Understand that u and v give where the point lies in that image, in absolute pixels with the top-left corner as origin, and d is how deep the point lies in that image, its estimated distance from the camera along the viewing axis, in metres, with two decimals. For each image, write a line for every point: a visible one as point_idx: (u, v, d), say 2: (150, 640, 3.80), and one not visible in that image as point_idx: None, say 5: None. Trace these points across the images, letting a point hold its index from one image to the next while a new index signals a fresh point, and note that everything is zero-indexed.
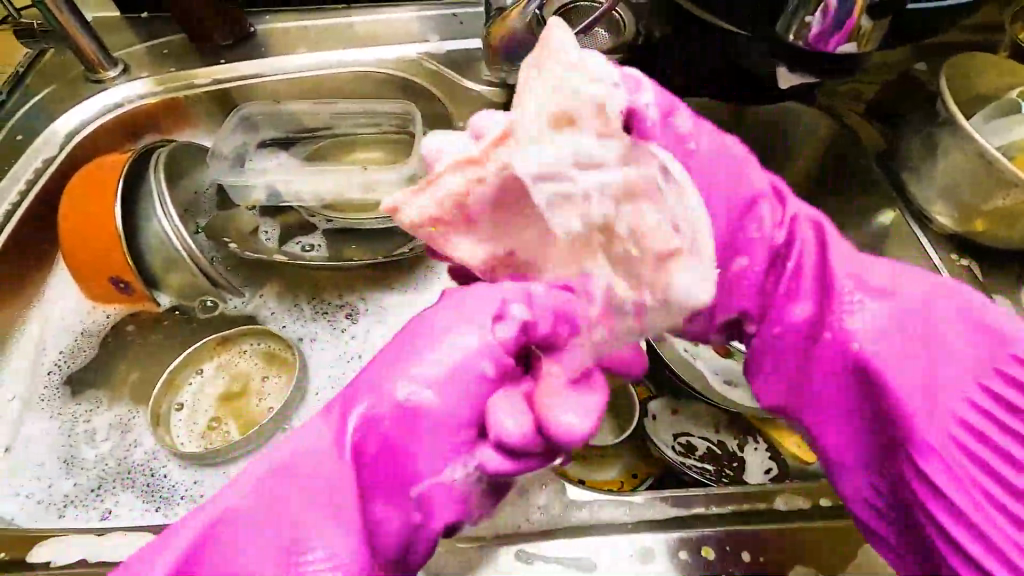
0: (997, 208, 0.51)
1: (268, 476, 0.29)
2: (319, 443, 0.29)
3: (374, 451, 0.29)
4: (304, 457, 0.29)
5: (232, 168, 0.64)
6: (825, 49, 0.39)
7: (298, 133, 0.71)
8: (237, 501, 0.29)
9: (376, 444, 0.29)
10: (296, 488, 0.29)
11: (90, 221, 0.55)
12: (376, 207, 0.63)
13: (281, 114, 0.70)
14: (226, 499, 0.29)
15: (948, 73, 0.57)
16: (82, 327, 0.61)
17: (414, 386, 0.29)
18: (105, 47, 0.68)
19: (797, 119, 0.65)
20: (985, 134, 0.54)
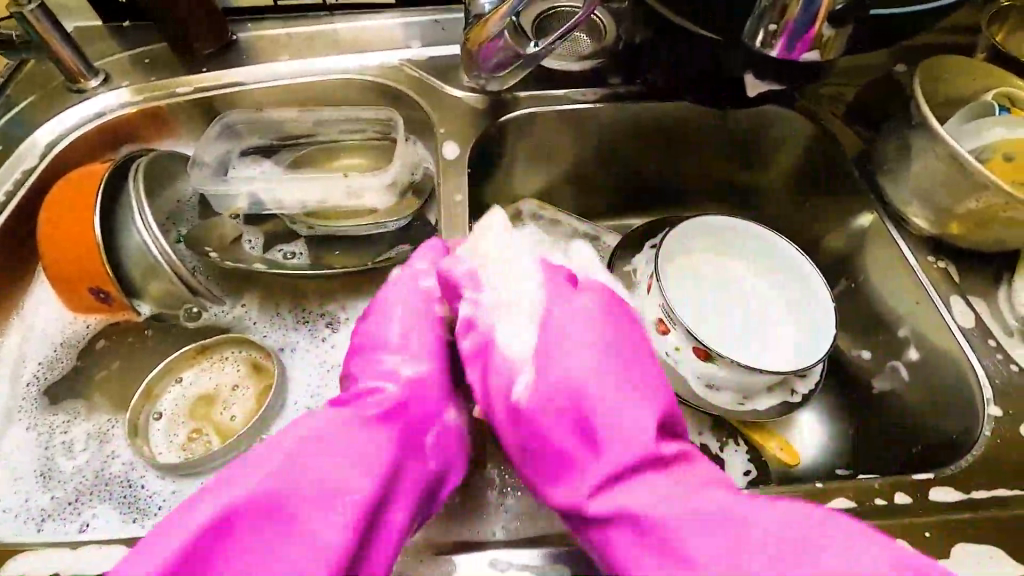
0: (970, 210, 0.52)
1: (269, 479, 0.38)
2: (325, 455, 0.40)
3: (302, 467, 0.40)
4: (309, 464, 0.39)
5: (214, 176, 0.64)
6: (791, 55, 0.39)
7: (283, 140, 0.71)
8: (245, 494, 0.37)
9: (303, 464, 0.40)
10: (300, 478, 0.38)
11: (69, 232, 0.56)
12: (361, 214, 0.63)
13: (266, 121, 0.69)
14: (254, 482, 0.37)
15: (923, 76, 0.57)
16: (62, 338, 0.61)
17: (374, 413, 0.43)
18: (86, 56, 0.68)
19: (776, 123, 0.65)
20: (960, 136, 0.54)
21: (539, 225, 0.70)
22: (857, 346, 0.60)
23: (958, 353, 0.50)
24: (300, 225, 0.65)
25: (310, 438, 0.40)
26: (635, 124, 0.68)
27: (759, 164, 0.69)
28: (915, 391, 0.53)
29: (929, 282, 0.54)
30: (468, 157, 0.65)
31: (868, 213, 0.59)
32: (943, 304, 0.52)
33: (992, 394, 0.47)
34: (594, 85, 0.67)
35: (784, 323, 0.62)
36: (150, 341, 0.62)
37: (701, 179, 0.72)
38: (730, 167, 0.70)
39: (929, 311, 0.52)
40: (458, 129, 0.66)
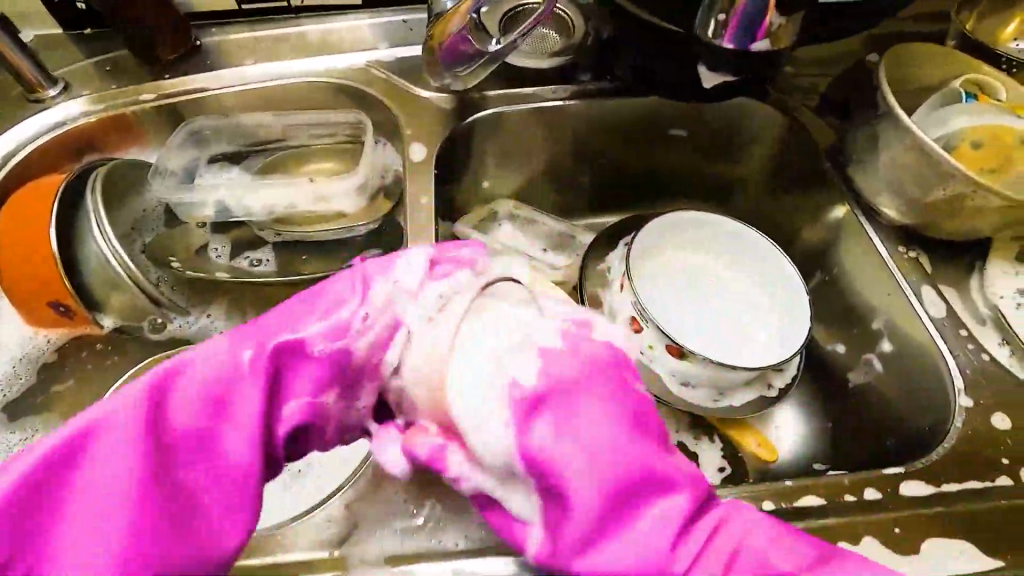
0: (939, 200, 0.51)
1: (107, 426, 0.35)
2: (191, 391, 0.37)
3: (180, 435, 0.36)
4: (112, 449, 0.34)
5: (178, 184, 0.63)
6: (743, 46, 0.39)
7: (253, 146, 0.70)
8: (110, 423, 0.35)
9: (177, 436, 0.36)
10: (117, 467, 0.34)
11: (25, 248, 0.54)
12: (331, 217, 0.62)
13: (235, 127, 0.68)
14: (100, 420, 0.35)
15: (891, 64, 0.56)
16: (22, 354, 0.59)
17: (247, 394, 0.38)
18: (44, 65, 0.67)
19: (748, 116, 0.65)
20: (928, 125, 0.54)
21: (513, 225, 0.69)
22: (832, 339, 0.59)
23: (931, 345, 0.49)
24: (266, 233, 0.63)
25: (179, 373, 0.38)
26: (606, 121, 0.67)
27: (733, 158, 0.68)
28: (889, 384, 0.53)
29: (900, 273, 0.53)
30: (436, 157, 0.64)
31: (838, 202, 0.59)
32: (915, 294, 0.52)
33: (963, 385, 0.47)
34: (563, 82, 0.66)
35: (760, 317, 0.62)
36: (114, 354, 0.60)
37: (676, 174, 0.72)
38: (704, 162, 0.70)
39: (901, 302, 0.52)
40: (427, 130, 0.65)
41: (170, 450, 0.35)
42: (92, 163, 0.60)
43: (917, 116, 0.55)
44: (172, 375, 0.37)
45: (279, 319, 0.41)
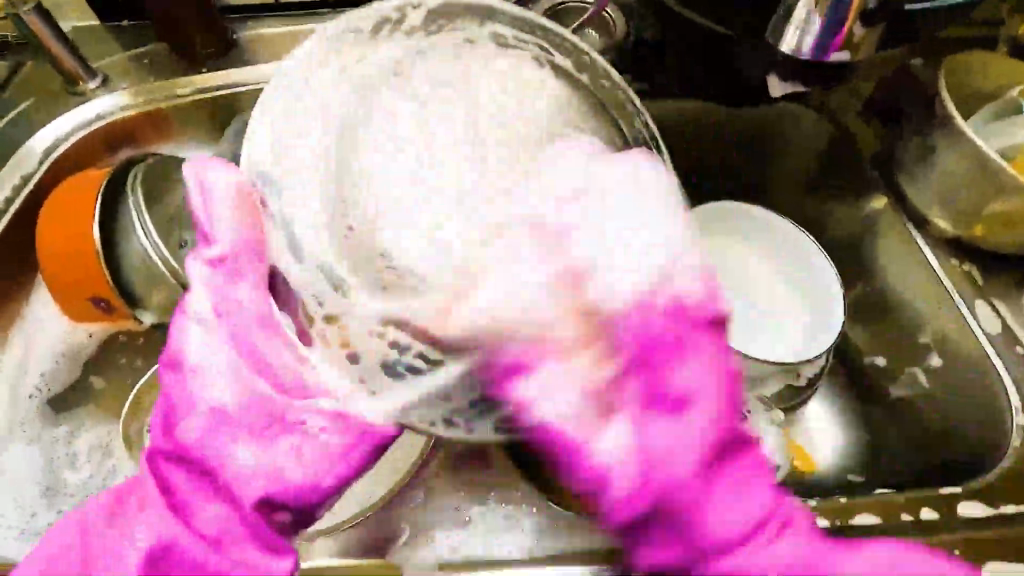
0: (995, 213, 0.50)
1: (159, 510, 0.39)
2: (145, 529, 0.39)
3: (174, 497, 0.39)
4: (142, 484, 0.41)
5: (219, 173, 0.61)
6: (815, 58, 0.38)
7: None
8: (150, 495, 0.40)
9: (170, 502, 0.39)
10: (180, 486, 0.40)
11: (70, 241, 0.54)
12: None
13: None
14: (153, 508, 0.39)
15: (950, 71, 0.55)
16: (65, 348, 0.61)
17: (218, 389, 0.41)
18: (83, 58, 0.67)
19: (794, 122, 0.64)
20: (986, 136, 0.53)
21: None
22: None
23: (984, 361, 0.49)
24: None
25: (68, 547, 0.40)
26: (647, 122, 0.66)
27: None
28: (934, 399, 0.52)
29: (952, 286, 0.53)
30: None
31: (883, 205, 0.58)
32: (969, 310, 0.52)
33: (1018, 401, 0.46)
34: None
35: (808, 313, 0.59)
36: (154, 350, 0.61)
37: None
38: None
39: (950, 316, 0.52)
40: None
41: (181, 481, 0.40)
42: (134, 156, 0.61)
43: (975, 125, 0.54)
44: (72, 543, 0.40)
45: (176, 389, 0.42)
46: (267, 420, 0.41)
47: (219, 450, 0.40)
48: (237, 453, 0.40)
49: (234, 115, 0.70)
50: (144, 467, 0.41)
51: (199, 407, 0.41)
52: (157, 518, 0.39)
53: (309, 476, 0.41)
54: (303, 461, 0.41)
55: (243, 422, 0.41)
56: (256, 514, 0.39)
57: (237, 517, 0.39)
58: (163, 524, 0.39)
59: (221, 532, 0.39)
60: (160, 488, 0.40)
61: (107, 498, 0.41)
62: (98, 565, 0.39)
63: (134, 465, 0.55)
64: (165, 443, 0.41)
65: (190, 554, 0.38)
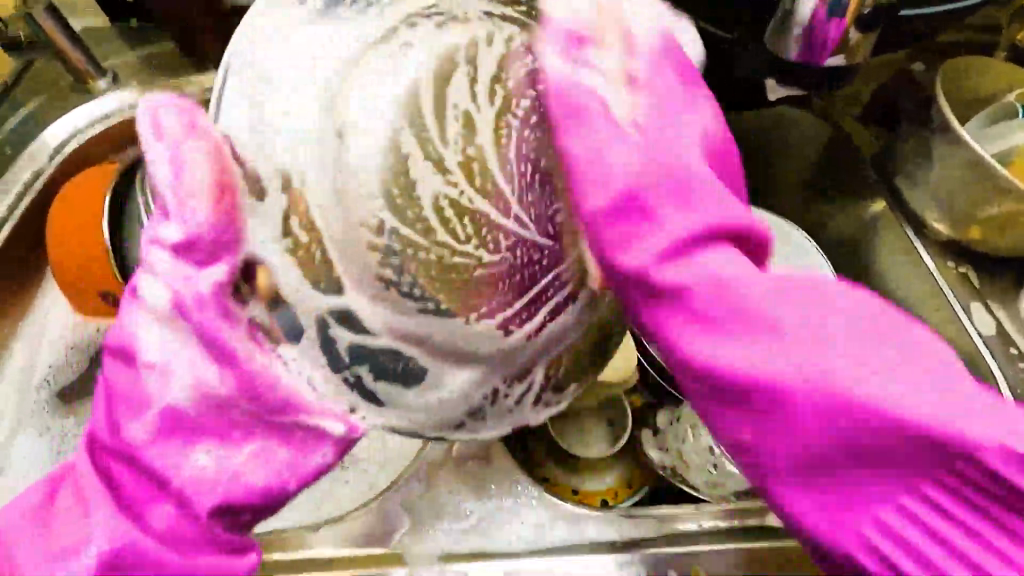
0: (991, 216, 0.51)
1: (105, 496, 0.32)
2: (88, 526, 0.31)
3: (124, 494, 0.31)
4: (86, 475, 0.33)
5: None
6: (812, 61, 0.39)
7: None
8: (95, 485, 0.32)
9: (121, 498, 0.31)
10: (127, 480, 0.32)
11: (81, 242, 0.55)
12: None
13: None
14: (98, 497, 0.32)
15: (947, 75, 0.56)
16: (72, 342, 0.61)
17: (178, 391, 0.31)
18: (93, 56, 0.68)
19: (792, 125, 0.65)
20: (982, 140, 0.53)
21: None
22: None
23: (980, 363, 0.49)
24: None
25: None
26: None
27: None
28: None
29: (946, 288, 0.53)
30: None
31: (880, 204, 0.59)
32: (964, 312, 0.52)
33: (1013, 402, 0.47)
34: None
35: None
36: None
37: None
38: None
39: (948, 317, 0.52)
40: None
41: (129, 477, 0.32)
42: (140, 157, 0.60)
43: (971, 129, 0.55)
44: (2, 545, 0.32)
45: (126, 377, 0.32)
46: (250, 419, 0.31)
47: (168, 458, 0.31)
48: (196, 454, 0.31)
49: None
50: (87, 452, 0.33)
51: (151, 407, 0.31)
52: (107, 517, 0.31)
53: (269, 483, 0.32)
54: (266, 466, 0.32)
55: (205, 425, 0.31)
56: (206, 530, 0.31)
57: (194, 527, 0.31)
58: (104, 531, 0.31)
59: (165, 543, 0.31)
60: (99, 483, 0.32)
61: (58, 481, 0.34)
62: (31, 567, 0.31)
63: None
64: (97, 447, 0.32)
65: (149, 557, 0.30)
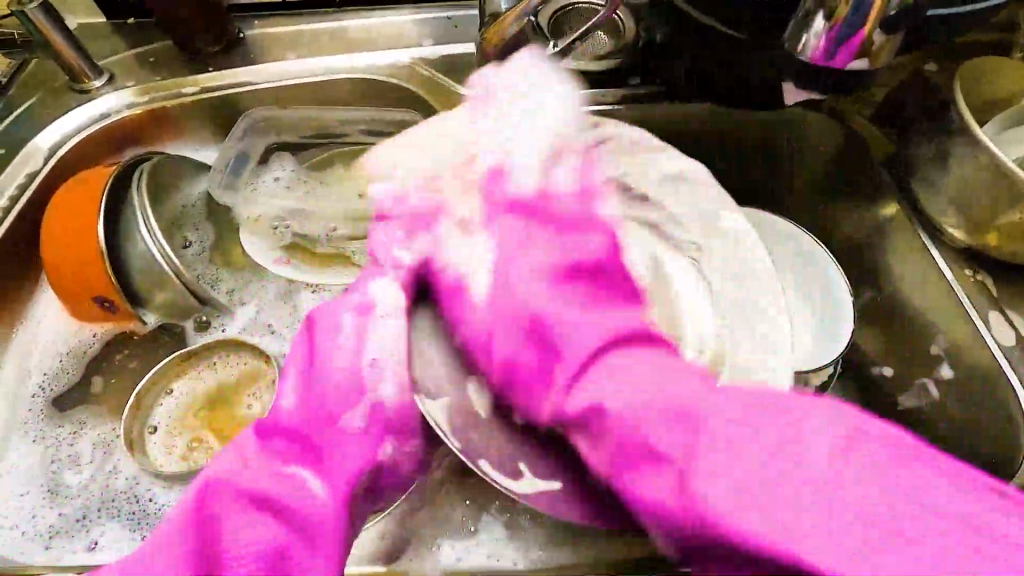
0: (1009, 223, 0.49)
1: (265, 478, 0.38)
2: (320, 500, 0.38)
3: (288, 493, 0.38)
4: (238, 474, 0.38)
5: (228, 184, 0.66)
6: (836, 64, 0.37)
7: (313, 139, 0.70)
8: (240, 470, 0.39)
9: (296, 500, 0.38)
10: (288, 471, 0.39)
11: (75, 243, 0.54)
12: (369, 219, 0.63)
13: (299, 119, 0.70)
14: (249, 480, 0.38)
15: (963, 76, 0.54)
16: (68, 347, 0.60)
17: (381, 385, 0.43)
18: (88, 55, 0.67)
19: (803, 128, 0.64)
20: (1000, 144, 0.52)
21: None
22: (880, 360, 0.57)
23: (998, 374, 0.47)
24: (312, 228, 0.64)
25: (142, 557, 0.35)
26: (653, 125, 0.66)
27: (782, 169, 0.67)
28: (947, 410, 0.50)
29: (963, 293, 0.51)
30: None
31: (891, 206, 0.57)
32: (982, 320, 0.50)
33: None
34: (613, 85, 0.67)
35: (810, 336, 0.56)
36: (153, 352, 0.61)
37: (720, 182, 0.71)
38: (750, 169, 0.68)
39: (963, 325, 0.50)
40: None
41: (314, 457, 0.40)
42: (139, 158, 0.61)
43: (988, 132, 0.53)
44: (153, 549, 0.35)
45: (324, 377, 0.43)
46: (400, 434, 0.43)
47: (337, 445, 0.41)
48: (369, 450, 0.42)
49: (240, 115, 0.70)
50: (255, 442, 0.41)
51: (363, 396, 0.42)
52: (322, 488, 0.39)
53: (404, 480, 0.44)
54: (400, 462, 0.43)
55: (389, 425, 0.42)
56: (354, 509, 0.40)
57: (337, 504, 0.39)
58: (260, 530, 0.36)
59: (314, 527, 0.37)
60: (252, 498, 0.37)
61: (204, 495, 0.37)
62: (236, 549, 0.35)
63: (133, 466, 0.55)
64: (265, 471, 0.39)
65: (310, 548, 0.37)
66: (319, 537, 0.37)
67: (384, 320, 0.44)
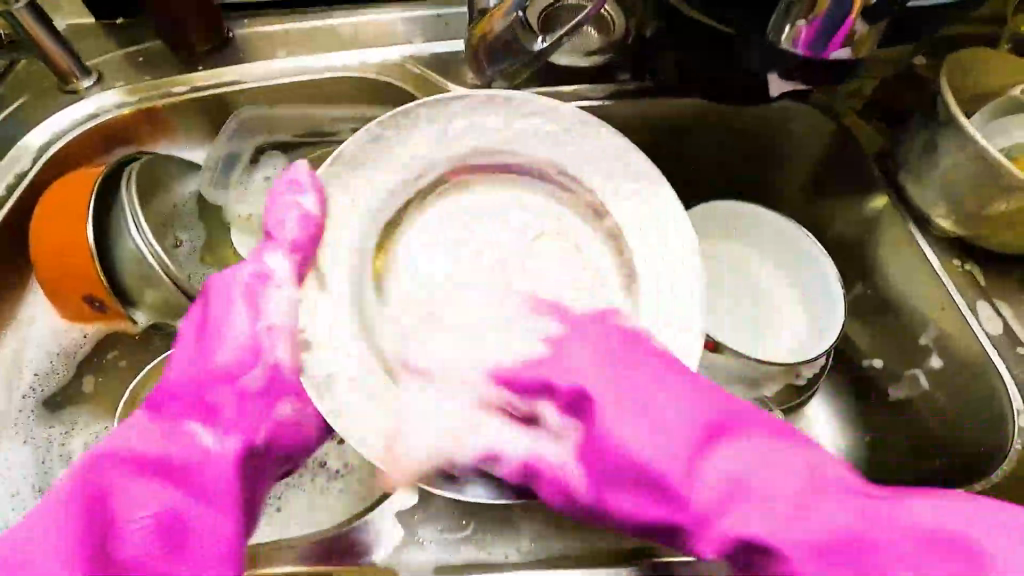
0: (998, 213, 0.49)
1: (148, 448, 0.41)
2: (209, 455, 0.41)
3: (176, 466, 0.40)
4: (126, 441, 0.41)
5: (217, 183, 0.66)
6: (821, 55, 0.38)
7: (310, 138, 0.72)
8: (127, 441, 0.41)
9: (182, 467, 0.41)
10: (179, 435, 0.42)
11: (63, 243, 0.54)
12: None
13: (296, 117, 0.71)
14: (132, 447, 0.41)
15: (951, 68, 0.54)
16: (59, 348, 0.60)
17: (279, 338, 0.43)
18: (77, 55, 0.66)
19: (793, 123, 0.64)
20: (988, 135, 0.52)
21: None
22: (871, 353, 0.57)
23: (987, 365, 0.47)
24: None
25: (28, 535, 0.37)
26: (645, 120, 0.66)
27: (773, 163, 0.67)
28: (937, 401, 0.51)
29: (952, 284, 0.51)
30: None
31: (879, 198, 0.56)
32: (971, 310, 0.49)
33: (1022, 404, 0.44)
34: (603, 81, 0.66)
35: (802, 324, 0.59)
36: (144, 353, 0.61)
37: (712, 177, 0.71)
38: (742, 164, 0.69)
39: (951, 315, 0.50)
40: None
41: (206, 416, 0.43)
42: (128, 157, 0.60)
43: (975, 123, 0.53)
44: (37, 524, 0.38)
45: (213, 321, 0.44)
46: (290, 392, 0.44)
47: (225, 402, 0.43)
48: (266, 406, 0.44)
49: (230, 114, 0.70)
50: (145, 410, 0.43)
51: (248, 345, 0.43)
52: (216, 445, 0.42)
53: (304, 438, 0.46)
54: (302, 416, 0.45)
55: (283, 388, 0.44)
56: (245, 468, 0.42)
57: (224, 463, 0.41)
58: (156, 494, 0.39)
59: (199, 483, 0.40)
60: (140, 466, 0.40)
61: (90, 467, 0.39)
62: (125, 517, 0.38)
63: None
64: (149, 438, 0.41)
65: (199, 512, 0.39)
66: (209, 497, 0.40)
67: (279, 287, 0.44)
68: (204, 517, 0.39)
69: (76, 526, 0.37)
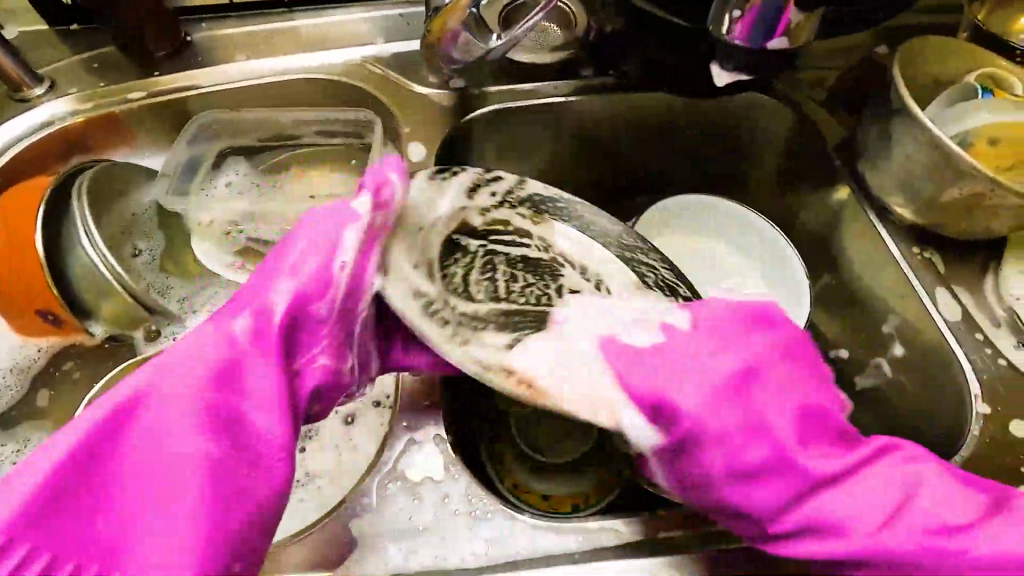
0: (953, 200, 0.48)
1: (162, 402, 0.31)
2: (182, 440, 0.30)
3: (209, 422, 0.31)
4: (151, 389, 0.31)
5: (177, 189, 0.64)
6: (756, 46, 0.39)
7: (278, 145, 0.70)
8: (159, 382, 0.31)
9: (207, 419, 0.31)
10: (185, 384, 0.31)
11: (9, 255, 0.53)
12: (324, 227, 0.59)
13: (262, 122, 0.68)
14: (160, 386, 0.31)
15: (903, 56, 0.55)
16: (12, 362, 0.59)
17: (343, 261, 0.36)
18: (28, 63, 0.65)
19: (756, 114, 0.64)
20: (943, 122, 0.52)
21: None
22: (838, 343, 0.56)
23: (946, 351, 0.47)
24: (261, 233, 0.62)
25: (17, 475, 0.28)
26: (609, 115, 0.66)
27: (739, 156, 0.67)
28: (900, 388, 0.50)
29: (912, 273, 0.51)
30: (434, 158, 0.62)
31: (842, 189, 0.57)
32: (928, 296, 0.49)
33: (981, 390, 0.44)
34: (565, 77, 0.66)
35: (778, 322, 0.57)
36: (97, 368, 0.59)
37: (678, 171, 0.70)
38: (708, 157, 0.69)
39: (912, 303, 0.50)
40: (424, 130, 0.63)
41: (221, 370, 0.32)
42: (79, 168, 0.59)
43: (931, 112, 0.53)
44: (17, 482, 0.28)
45: (253, 291, 0.35)
46: (336, 331, 0.36)
47: (245, 365, 0.33)
48: (259, 364, 0.33)
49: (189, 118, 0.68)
50: (154, 367, 0.32)
51: (282, 286, 0.35)
52: (251, 406, 0.32)
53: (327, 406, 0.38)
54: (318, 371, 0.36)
55: (318, 332, 0.36)
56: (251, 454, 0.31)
57: (277, 438, 0.32)
58: (204, 444, 0.30)
59: (251, 445, 0.31)
60: (195, 407, 0.31)
61: (121, 411, 0.30)
62: (129, 477, 0.29)
63: None
64: (175, 391, 0.31)
65: (260, 447, 0.32)
66: (257, 452, 0.31)
67: (318, 217, 0.36)
68: (224, 483, 0.30)
69: (28, 508, 0.28)
